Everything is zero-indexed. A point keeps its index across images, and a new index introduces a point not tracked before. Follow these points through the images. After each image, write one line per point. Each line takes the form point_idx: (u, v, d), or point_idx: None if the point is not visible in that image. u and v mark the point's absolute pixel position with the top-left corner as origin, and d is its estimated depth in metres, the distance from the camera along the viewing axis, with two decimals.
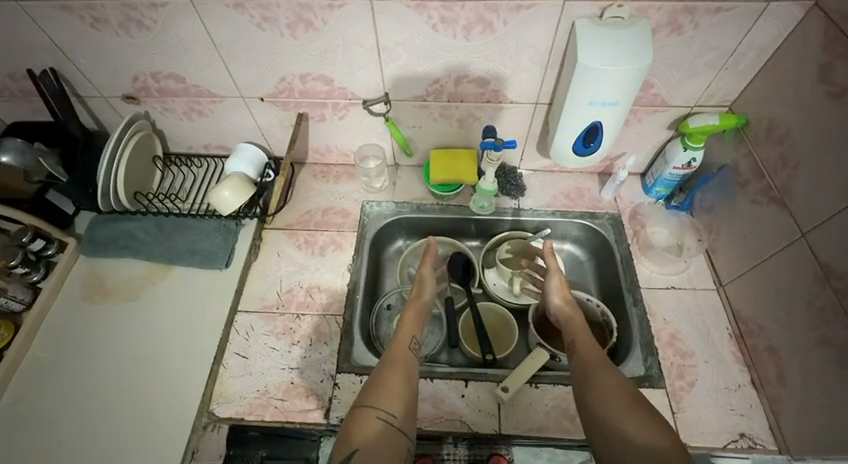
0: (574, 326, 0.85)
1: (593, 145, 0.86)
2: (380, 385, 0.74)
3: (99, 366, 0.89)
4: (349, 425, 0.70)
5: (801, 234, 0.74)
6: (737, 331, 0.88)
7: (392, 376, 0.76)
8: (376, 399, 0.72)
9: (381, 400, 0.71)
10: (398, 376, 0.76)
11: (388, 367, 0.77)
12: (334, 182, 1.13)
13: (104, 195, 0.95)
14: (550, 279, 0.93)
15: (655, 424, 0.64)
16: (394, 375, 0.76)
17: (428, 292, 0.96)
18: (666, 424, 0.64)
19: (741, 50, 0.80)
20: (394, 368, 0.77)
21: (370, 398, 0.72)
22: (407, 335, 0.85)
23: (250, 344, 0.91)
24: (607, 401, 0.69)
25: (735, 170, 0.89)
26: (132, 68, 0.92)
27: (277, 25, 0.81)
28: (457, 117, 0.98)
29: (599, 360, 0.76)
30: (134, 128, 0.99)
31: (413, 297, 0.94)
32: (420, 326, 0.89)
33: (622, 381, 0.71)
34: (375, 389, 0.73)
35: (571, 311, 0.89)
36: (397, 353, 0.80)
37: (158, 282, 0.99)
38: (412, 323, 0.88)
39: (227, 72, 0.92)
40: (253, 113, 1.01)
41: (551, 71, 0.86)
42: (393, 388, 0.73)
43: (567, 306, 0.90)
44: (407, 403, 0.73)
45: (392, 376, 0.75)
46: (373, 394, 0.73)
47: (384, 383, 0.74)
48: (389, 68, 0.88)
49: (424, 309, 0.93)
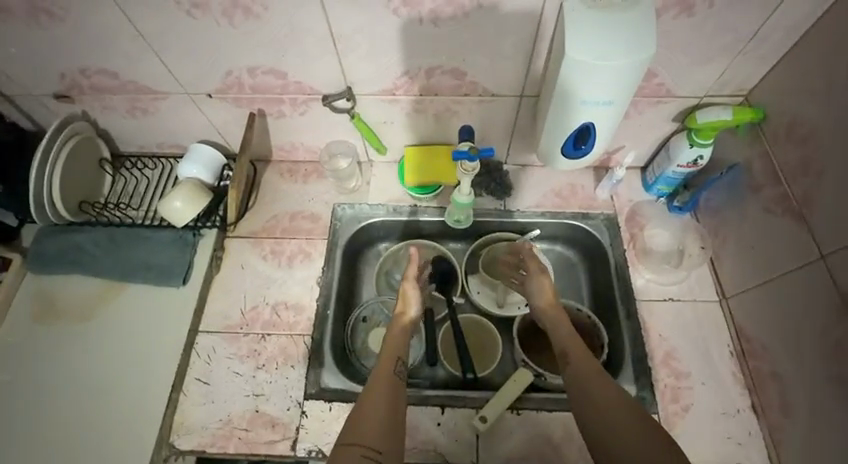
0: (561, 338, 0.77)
1: (585, 148, 0.75)
2: (362, 415, 0.66)
3: (50, 397, 0.83)
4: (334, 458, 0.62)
5: (819, 255, 0.66)
6: (739, 349, 0.81)
7: (376, 404, 0.68)
8: (359, 429, 0.64)
9: (365, 432, 0.64)
10: (381, 402, 0.68)
11: (371, 394, 0.69)
12: (303, 183, 1.02)
13: (38, 207, 0.85)
14: (532, 279, 0.86)
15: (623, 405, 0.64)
16: (376, 402, 0.68)
17: (414, 307, 0.86)
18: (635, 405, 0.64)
19: (763, 33, 0.67)
20: (377, 392, 0.70)
21: (354, 428, 0.65)
22: (391, 358, 0.77)
23: (212, 369, 0.84)
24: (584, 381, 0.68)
25: (747, 171, 0.79)
26: (56, 64, 0.80)
27: (210, 13, 0.69)
28: (433, 111, 0.86)
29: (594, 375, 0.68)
30: (69, 132, 0.89)
31: (398, 311, 0.85)
32: (406, 345, 0.81)
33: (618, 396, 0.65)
34: (358, 419, 0.66)
35: (555, 315, 0.81)
36: (378, 376, 0.73)
37: (112, 301, 0.91)
38: (395, 343, 0.80)
39: (164, 67, 0.80)
40: (203, 110, 0.90)
41: (537, 59, 0.74)
42: (377, 417, 0.66)
43: (553, 310, 0.82)
44: (394, 432, 0.65)
45: (376, 403, 0.68)
46: (356, 423, 0.65)
47: (366, 412, 0.67)
48: (349, 60, 0.76)
49: (411, 327, 0.84)
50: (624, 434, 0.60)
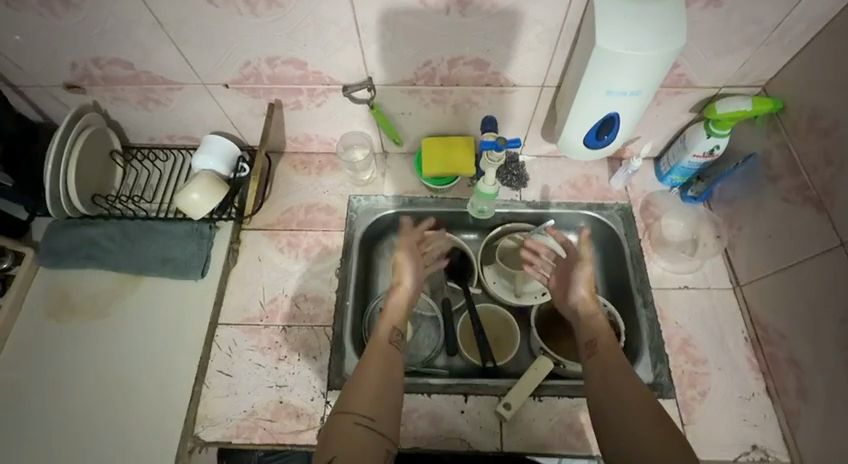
0: (601, 350, 0.73)
1: (607, 138, 0.77)
2: (359, 385, 0.67)
3: (71, 392, 0.83)
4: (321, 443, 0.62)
5: (839, 243, 0.67)
6: (754, 335, 0.83)
7: (372, 374, 0.69)
8: (354, 399, 0.66)
9: (359, 401, 0.65)
10: (375, 372, 0.69)
11: (366, 365, 0.70)
12: (317, 175, 1.02)
13: (54, 201, 0.84)
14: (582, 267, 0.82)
15: (632, 385, 0.66)
16: (371, 370, 0.69)
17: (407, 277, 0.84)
18: (640, 388, 0.66)
19: (787, 24, 0.68)
20: (372, 362, 0.71)
21: (350, 397, 0.66)
22: (388, 328, 0.78)
23: (233, 362, 0.84)
24: (604, 360, 0.71)
25: (764, 161, 0.80)
26: (69, 54, 0.78)
27: (233, 1, 0.67)
28: (452, 102, 0.86)
29: (628, 399, 0.64)
30: (82, 124, 0.87)
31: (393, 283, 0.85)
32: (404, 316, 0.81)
33: (651, 430, 0.60)
34: (353, 389, 0.67)
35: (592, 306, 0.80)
36: (374, 349, 0.73)
37: (129, 295, 0.91)
38: (392, 315, 0.80)
39: (181, 57, 0.78)
40: (218, 101, 0.88)
41: (561, 50, 0.74)
42: (369, 388, 0.67)
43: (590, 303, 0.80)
44: (388, 403, 0.67)
45: (369, 372, 0.69)
46: (351, 396, 0.66)
47: (362, 381, 0.68)
48: (371, 50, 0.75)
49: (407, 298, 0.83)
50: (625, 404, 0.64)
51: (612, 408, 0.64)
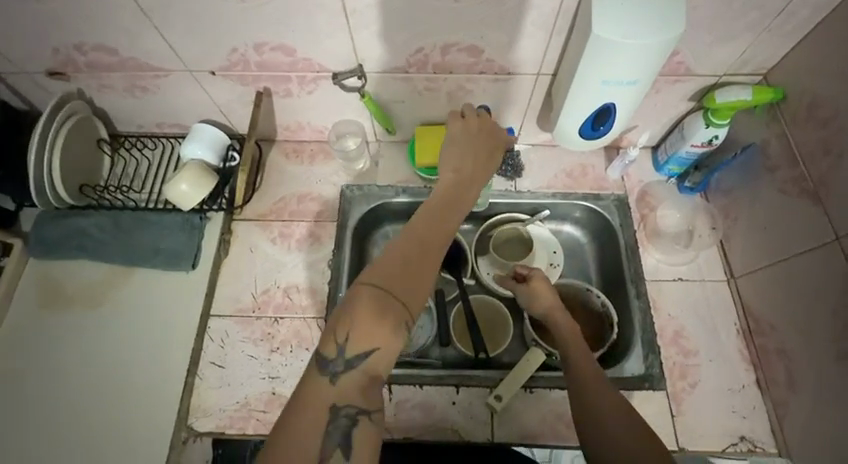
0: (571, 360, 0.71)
1: (603, 129, 0.75)
2: (410, 272, 0.55)
3: (64, 382, 0.83)
4: (337, 322, 0.52)
5: (834, 237, 0.66)
6: (746, 327, 0.83)
7: (429, 265, 0.57)
8: (405, 288, 0.54)
9: (410, 293, 0.54)
10: (432, 261, 0.58)
11: (425, 249, 0.58)
12: (309, 164, 1.00)
13: (38, 192, 0.83)
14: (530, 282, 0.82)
15: (611, 392, 0.65)
16: (426, 261, 0.57)
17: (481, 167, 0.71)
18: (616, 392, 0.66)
19: (790, 10, 0.66)
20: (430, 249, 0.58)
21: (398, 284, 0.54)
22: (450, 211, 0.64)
23: (226, 353, 0.84)
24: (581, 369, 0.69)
25: (763, 151, 0.79)
26: (50, 39, 0.76)
27: None
28: (445, 90, 0.84)
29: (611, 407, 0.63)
30: (66, 112, 0.85)
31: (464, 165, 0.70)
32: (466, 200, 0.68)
33: (641, 444, 0.59)
34: (405, 274, 0.55)
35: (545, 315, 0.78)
36: (432, 233, 0.60)
37: (121, 286, 0.90)
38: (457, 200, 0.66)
39: (165, 43, 0.76)
40: (206, 89, 0.86)
41: (557, 36, 0.72)
42: (423, 281, 0.56)
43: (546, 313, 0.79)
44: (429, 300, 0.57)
45: (427, 263, 0.57)
46: (396, 283, 0.54)
47: (416, 271, 0.56)
48: (362, 36, 0.73)
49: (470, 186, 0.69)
50: (609, 414, 0.63)
51: (599, 419, 0.62)
